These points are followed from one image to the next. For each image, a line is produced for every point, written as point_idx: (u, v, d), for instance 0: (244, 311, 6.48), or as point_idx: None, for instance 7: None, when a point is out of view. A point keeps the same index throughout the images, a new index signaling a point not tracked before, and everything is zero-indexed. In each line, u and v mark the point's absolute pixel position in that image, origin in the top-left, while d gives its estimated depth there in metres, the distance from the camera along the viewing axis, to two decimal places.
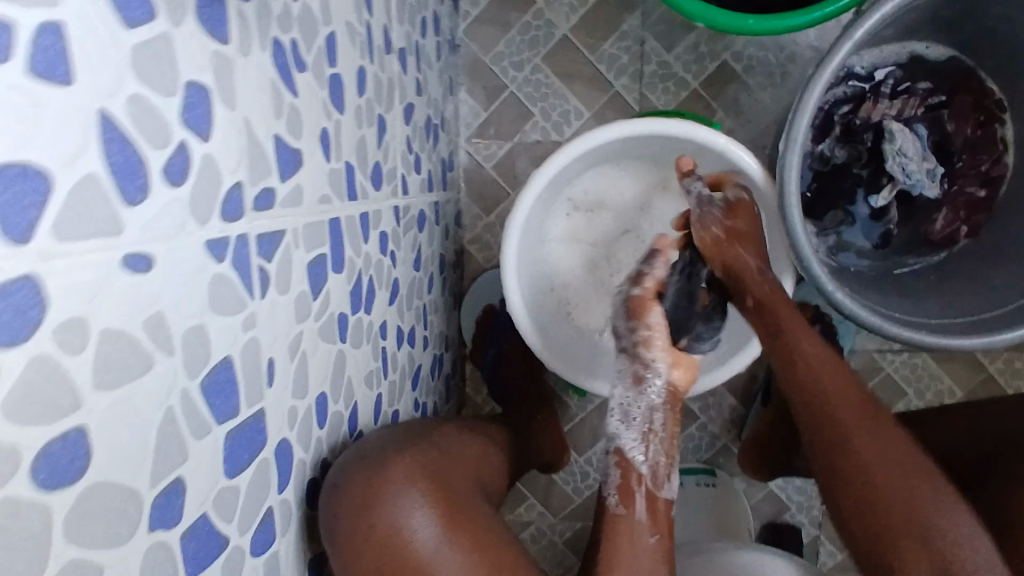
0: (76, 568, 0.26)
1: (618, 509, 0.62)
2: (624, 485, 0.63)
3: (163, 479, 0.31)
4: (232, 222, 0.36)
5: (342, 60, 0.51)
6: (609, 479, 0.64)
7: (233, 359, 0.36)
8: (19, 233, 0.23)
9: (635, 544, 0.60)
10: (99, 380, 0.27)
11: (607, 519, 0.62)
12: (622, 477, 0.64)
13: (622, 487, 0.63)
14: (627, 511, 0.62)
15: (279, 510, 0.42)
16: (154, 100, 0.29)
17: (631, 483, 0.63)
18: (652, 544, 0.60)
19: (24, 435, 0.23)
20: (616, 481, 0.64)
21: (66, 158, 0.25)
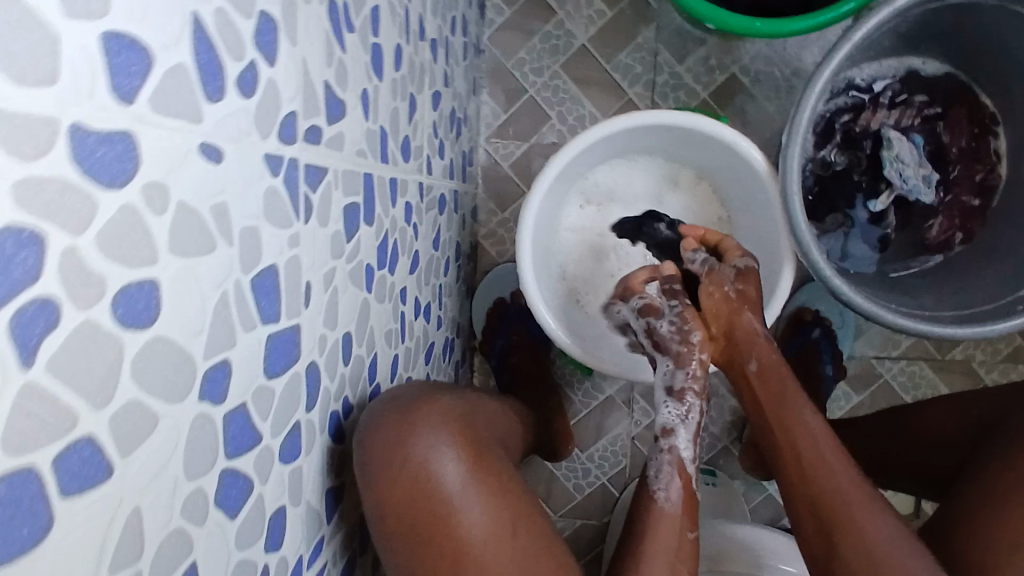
0: (137, 410, 0.29)
1: (665, 498, 0.62)
2: (673, 473, 0.64)
3: (215, 356, 0.34)
4: (288, 144, 0.40)
5: (383, 33, 0.56)
6: (660, 471, 0.64)
7: (278, 268, 0.39)
8: (126, 94, 0.27)
9: (670, 532, 0.61)
10: (172, 244, 0.30)
11: (648, 507, 0.63)
12: (677, 474, 0.64)
13: (673, 480, 0.63)
14: (664, 498, 0.62)
15: (305, 427, 0.45)
16: (235, 18, 0.34)
17: (679, 474, 0.63)
18: (685, 530, 0.61)
19: (110, 270, 0.26)
20: (667, 471, 0.64)
21: (164, 43, 0.29)
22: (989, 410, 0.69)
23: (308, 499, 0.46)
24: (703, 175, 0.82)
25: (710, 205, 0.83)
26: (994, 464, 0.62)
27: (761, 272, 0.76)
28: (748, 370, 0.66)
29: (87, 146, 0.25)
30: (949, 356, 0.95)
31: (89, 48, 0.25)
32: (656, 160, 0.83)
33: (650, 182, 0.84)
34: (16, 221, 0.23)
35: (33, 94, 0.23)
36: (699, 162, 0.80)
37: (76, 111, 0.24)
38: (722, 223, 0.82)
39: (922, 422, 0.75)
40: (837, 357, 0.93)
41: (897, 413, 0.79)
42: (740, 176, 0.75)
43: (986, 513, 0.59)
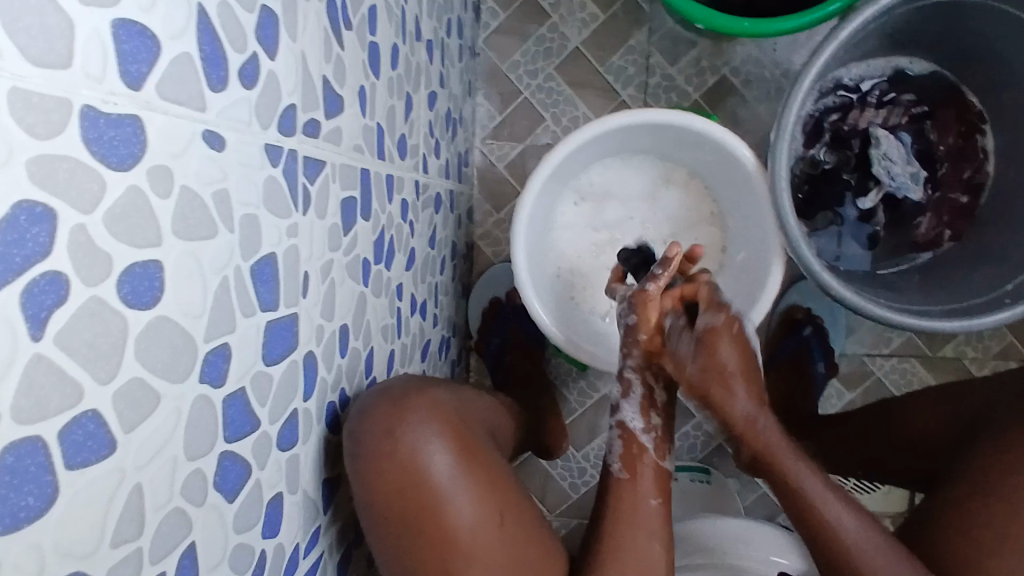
0: (140, 389, 0.30)
1: (621, 475, 0.64)
2: (629, 454, 0.65)
3: (215, 340, 0.35)
4: (287, 136, 0.41)
5: (380, 32, 0.57)
6: (612, 449, 0.67)
7: (277, 256, 0.40)
8: (134, 79, 0.28)
9: (637, 507, 0.62)
10: (175, 227, 0.31)
11: (611, 484, 0.65)
12: (625, 447, 0.66)
13: (625, 456, 0.65)
14: (631, 478, 0.64)
15: (303, 416, 0.46)
16: (238, 11, 0.35)
17: (634, 452, 0.65)
18: (651, 505, 0.63)
19: (117, 249, 0.27)
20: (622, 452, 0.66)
21: (171, 32, 0.30)
22: (976, 407, 0.69)
23: (305, 488, 0.47)
24: (696, 174, 0.83)
25: (703, 203, 0.84)
26: (974, 464, 0.63)
27: (752, 268, 0.77)
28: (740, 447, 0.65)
29: (97, 127, 0.26)
30: (940, 354, 0.96)
31: (100, 34, 0.26)
32: (650, 159, 0.84)
33: (643, 181, 0.85)
34: (29, 196, 0.23)
35: (48, 74, 0.24)
36: (691, 160, 0.81)
37: (88, 93, 0.25)
38: (714, 220, 0.84)
39: (904, 417, 0.76)
40: (829, 356, 0.94)
41: (878, 407, 0.80)
42: (731, 176, 0.77)
43: (964, 522, 0.60)
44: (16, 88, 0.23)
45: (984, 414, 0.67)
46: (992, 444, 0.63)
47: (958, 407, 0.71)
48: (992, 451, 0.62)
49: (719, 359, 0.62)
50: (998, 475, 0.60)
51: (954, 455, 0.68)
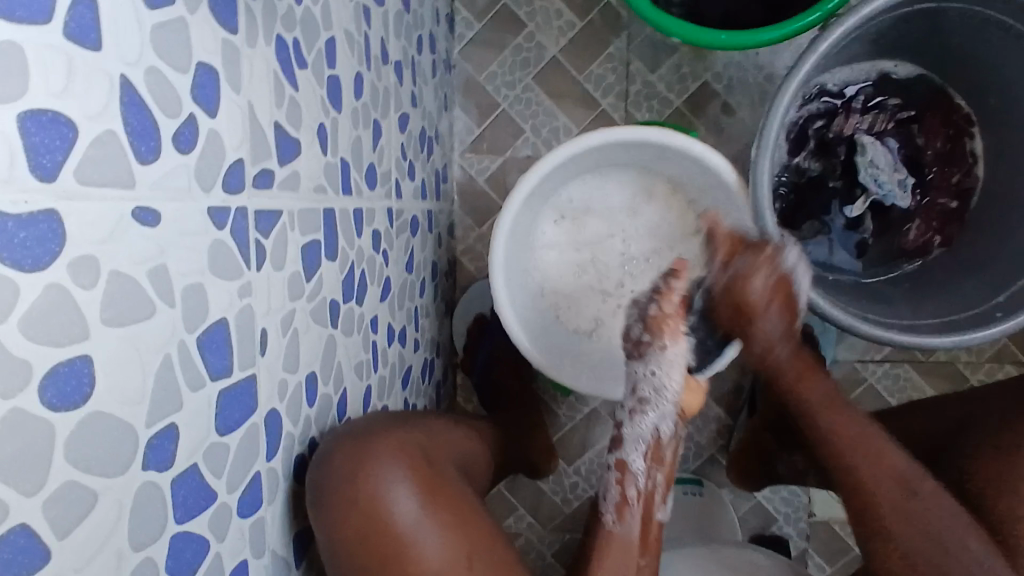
0: (74, 491, 0.28)
1: (613, 525, 0.61)
2: (623, 498, 0.62)
3: (158, 422, 0.33)
4: (234, 194, 0.39)
5: (341, 63, 0.55)
6: (607, 494, 0.63)
7: (228, 320, 0.39)
8: (46, 171, 0.26)
9: (625, 559, 0.60)
10: (105, 316, 0.29)
11: (600, 533, 0.62)
12: (620, 493, 0.62)
13: (619, 503, 0.62)
14: (622, 528, 0.61)
15: (267, 476, 0.44)
16: (170, 75, 0.33)
17: (629, 498, 0.62)
18: (641, 562, 0.60)
19: (36, 354, 0.26)
20: (614, 496, 0.62)
21: (90, 113, 0.28)
22: (959, 418, 0.71)
23: (273, 547, 0.45)
24: (677, 187, 0.81)
25: (685, 217, 0.82)
26: (976, 447, 0.66)
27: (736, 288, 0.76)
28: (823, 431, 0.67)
29: (5, 232, 0.24)
30: (932, 358, 0.95)
31: (2, 131, 0.24)
32: (630, 173, 0.82)
33: (624, 195, 0.82)
34: None
35: None
36: (672, 174, 0.79)
37: None
38: (699, 235, 0.82)
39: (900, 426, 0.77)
40: None
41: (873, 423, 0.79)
42: (714, 192, 0.75)
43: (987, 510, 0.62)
44: None
45: (964, 425, 0.70)
46: (977, 456, 0.65)
47: (947, 410, 0.74)
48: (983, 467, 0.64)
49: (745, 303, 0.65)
50: (995, 476, 0.62)
51: (945, 455, 0.69)
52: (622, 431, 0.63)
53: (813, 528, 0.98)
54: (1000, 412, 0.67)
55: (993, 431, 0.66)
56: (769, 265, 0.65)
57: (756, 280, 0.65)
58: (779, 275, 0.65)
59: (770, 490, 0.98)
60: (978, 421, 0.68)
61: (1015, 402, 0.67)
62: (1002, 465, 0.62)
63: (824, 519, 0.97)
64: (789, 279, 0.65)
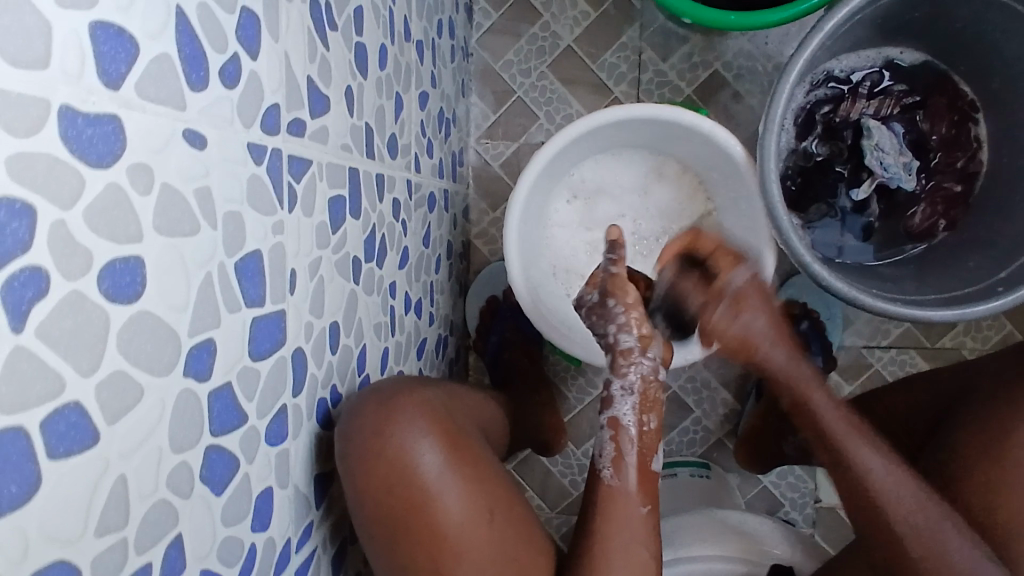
0: (123, 381, 0.30)
1: (612, 480, 0.63)
2: (618, 452, 0.64)
3: (199, 335, 0.35)
4: (270, 134, 0.41)
5: (367, 32, 0.58)
6: (603, 450, 0.65)
7: (262, 252, 0.41)
8: (112, 79, 0.28)
9: (627, 511, 0.61)
10: (156, 224, 0.32)
11: (601, 489, 0.63)
12: (615, 447, 0.64)
13: (614, 457, 0.64)
14: (620, 482, 0.62)
15: (292, 412, 0.46)
16: (217, 13, 0.36)
17: (625, 453, 0.64)
18: (642, 512, 0.61)
19: (97, 245, 0.28)
20: (611, 452, 0.64)
21: (149, 34, 0.31)
22: (959, 387, 0.72)
23: (296, 483, 0.47)
24: (687, 168, 0.83)
25: (696, 197, 0.84)
26: (970, 413, 0.67)
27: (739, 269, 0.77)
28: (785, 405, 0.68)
29: (74, 126, 0.27)
30: (939, 344, 0.96)
31: (79, 35, 0.27)
32: (641, 154, 0.84)
33: (635, 176, 0.85)
34: (8, 192, 0.24)
35: (25, 74, 0.24)
36: (683, 155, 0.82)
37: (66, 93, 0.26)
38: (708, 216, 0.84)
39: (901, 403, 0.78)
40: (827, 350, 0.94)
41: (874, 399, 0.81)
42: (722, 170, 0.77)
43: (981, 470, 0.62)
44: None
45: (965, 392, 0.70)
46: (979, 418, 0.66)
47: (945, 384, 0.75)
48: (984, 424, 0.64)
49: (745, 325, 0.68)
50: (988, 437, 0.63)
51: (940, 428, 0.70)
52: (611, 391, 0.66)
53: (819, 513, 0.99)
54: (998, 374, 0.68)
55: (992, 393, 0.66)
56: (754, 284, 0.70)
57: (749, 294, 0.69)
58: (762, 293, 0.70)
59: (777, 475, 0.99)
60: (977, 386, 0.69)
61: (1007, 366, 0.68)
62: (1000, 423, 0.63)
63: (830, 503, 0.98)
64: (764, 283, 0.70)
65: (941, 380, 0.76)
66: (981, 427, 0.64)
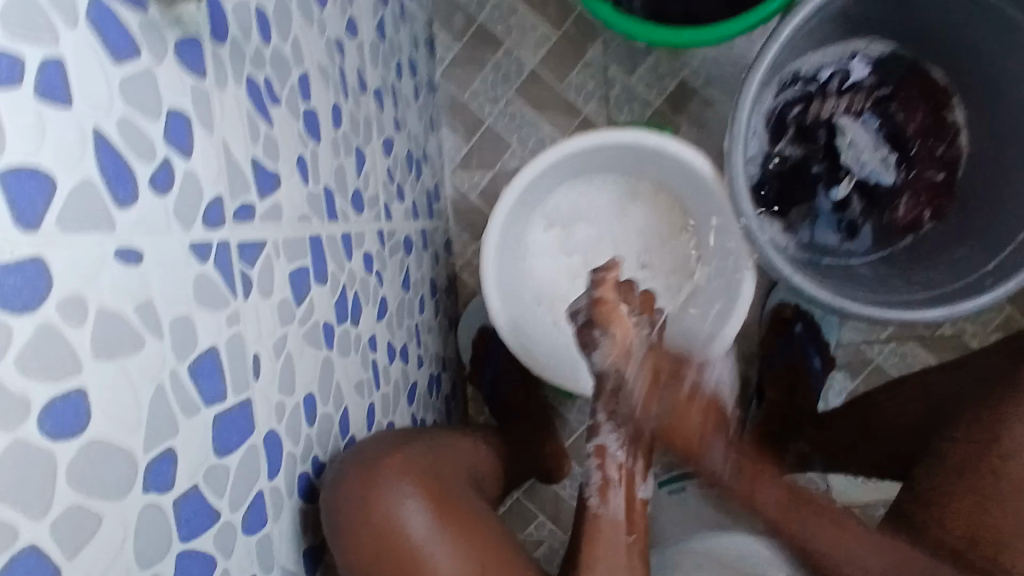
0: (78, 515, 0.30)
1: (597, 509, 0.64)
2: (605, 481, 0.65)
3: (156, 448, 0.35)
4: (214, 229, 0.41)
5: (316, 96, 0.58)
6: (589, 478, 0.66)
7: (218, 348, 0.41)
8: (29, 221, 0.29)
9: (611, 541, 0.62)
10: (96, 351, 0.32)
11: (586, 518, 0.64)
12: (602, 475, 0.65)
13: (601, 485, 0.65)
14: (606, 509, 0.64)
15: (270, 495, 0.46)
16: (142, 123, 0.36)
17: (609, 480, 0.65)
18: (627, 539, 0.63)
19: (33, 387, 0.28)
20: (597, 480, 0.65)
21: (65, 164, 0.31)
22: (954, 384, 0.72)
23: (282, 564, 0.47)
24: (661, 185, 0.82)
25: (673, 213, 0.83)
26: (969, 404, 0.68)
27: (722, 290, 0.77)
28: (767, 501, 0.66)
29: None
30: (940, 333, 0.94)
31: None
32: (614, 175, 0.83)
33: (610, 198, 0.84)
34: None
35: None
36: (655, 173, 0.81)
37: None
38: (688, 232, 0.82)
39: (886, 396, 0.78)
40: (825, 350, 0.93)
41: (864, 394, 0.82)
42: (695, 185, 0.76)
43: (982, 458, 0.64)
44: None
45: (948, 400, 0.71)
46: (965, 428, 0.66)
47: (932, 373, 0.76)
48: (979, 413, 0.66)
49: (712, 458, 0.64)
50: (989, 426, 0.64)
51: (937, 421, 0.71)
52: (599, 422, 0.65)
53: None
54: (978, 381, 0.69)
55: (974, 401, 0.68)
56: (702, 403, 0.61)
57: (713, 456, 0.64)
58: (708, 399, 0.63)
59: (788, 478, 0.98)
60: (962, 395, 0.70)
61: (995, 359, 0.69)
62: (990, 422, 0.64)
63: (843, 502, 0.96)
64: (716, 402, 0.63)
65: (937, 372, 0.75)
66: (972, 432, 0.65)
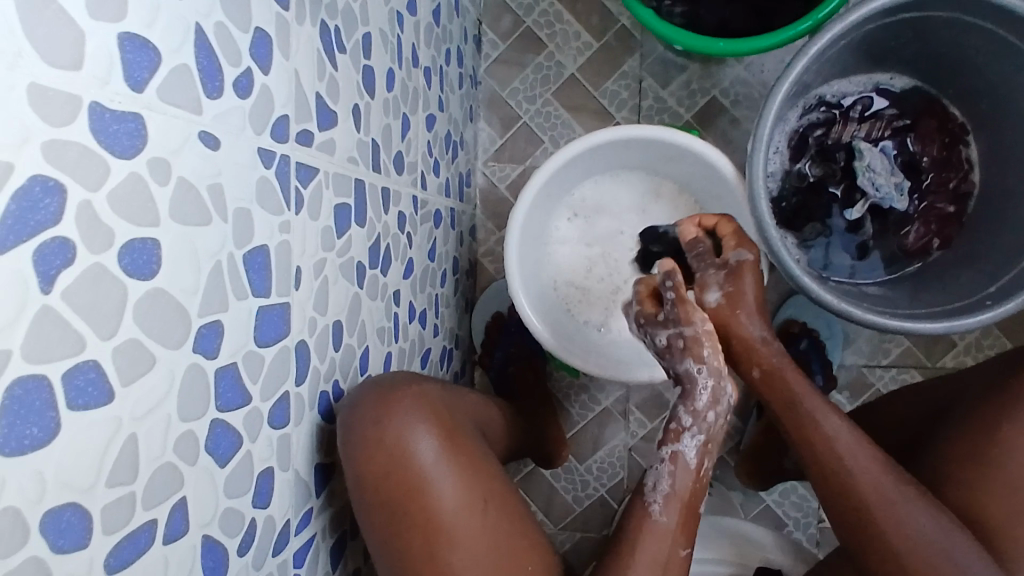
0: (137, 348, 0.34)
1: (661, 517, 0.63)
2: (673, 490, 0.64)
3: (208, 316, 0.39)
4: (280, 142, 0.46)
5: (375, 56, 0.63)
6: (659, 481, 0.65)
7: (268, 248, 0.45)
8: (137, 83, 0.33)
9: (668, 548, 0.62)
10: (172, 212, 0.35)
11: (639, 520, 0.63)
12: (672, 483, 0.64)
13: (669, 494, 0.64)
14: (663, 517, 0.63)
15: (294, 400, 0.50)
16: (234, 31, 0.40)
17: (677, 490, 0.64)
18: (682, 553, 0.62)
19: (118, 224, 0.32)
20: (665, 487, 0.64)
21: (171, 47, 0.35)
22: (951, 391, 0.74)
23: (297, 468, 0.51)
24: (684, 189, 0.87)
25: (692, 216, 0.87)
26: (969, 406, 0.69)
27: None
28: (788, 395, 0.67)
29: (103, 121, 0.31)
30: (940, 364, 0.97)
31: (110, 46, 0.31)
32: (640, 175, 0.88)
33: (634, 196, 0.89)
34: (42, 171, 0.28)
35: (61, 74, 0.28)
36: (679, 176, 0.85)
37: (96, 92, 0.30)
38: None
39: (898, 409, 0.80)
40: (827, 368, 0.95)
41: (878, 406, 0.83)
42: (716, 187, 0.81)
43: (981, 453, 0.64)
44: (34, 84, 0.27)
45: (949, 407, 0.72)
46: (961, 426, 0.68)
47: (941, 387, 0.76)
48: (984, 409, 0.66)
49: (743, 287, 0.69)
50: (987, 426, 0.65)
51: (932, 430, 0.72)
52: (682, 428, 0.65)
53: (824, 535, 0.98)
54: (979, 386, 0.70)
55: (972, 407, 0.68)
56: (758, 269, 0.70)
57: (749, 281, 0.69)
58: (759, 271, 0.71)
59: (780, 494, 0.99)
60: (965, 396, 0.71)
61: (1002, 366, 0.70)
62: (988, 421, 0.65)
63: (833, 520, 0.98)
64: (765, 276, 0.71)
65: (944, 383, 0.76)
66: (971, 429, 0.66)
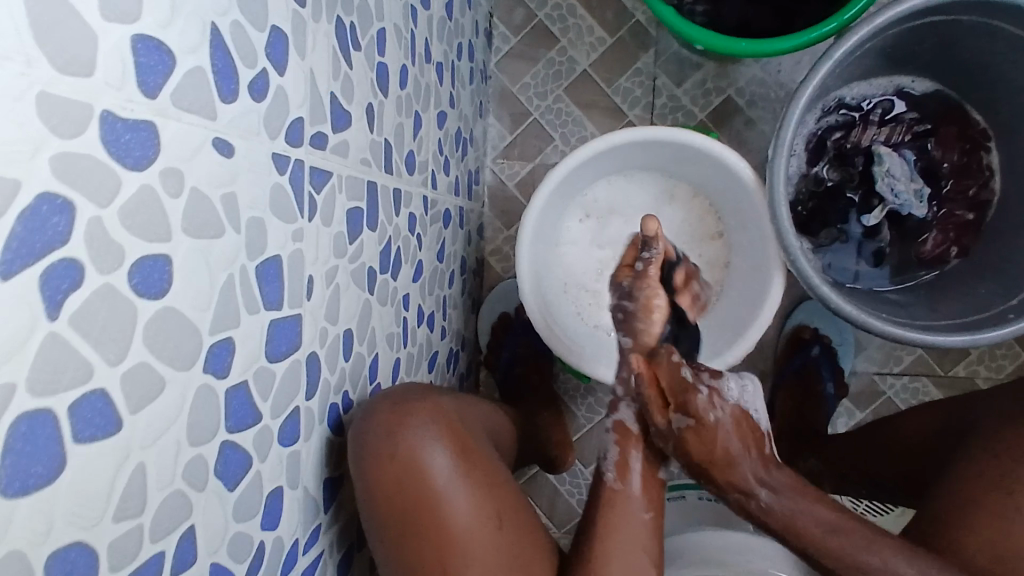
0: (146, 373, 0.31)
1: (614, 485, 0.66)
2: (622, 459, 0.67)
3: (220, 333, 0.37)
4: (294, 146, 0.44)
5: (389, 52, 0.60)
6: (608, 454, 0.68)
7: (281, 258, 0.43)
8: (150, 89, 0.30)
9: (628, 516, 0.64)
10: (184, 225, 0.33)
11: (605, 493, 0.66)
12: (619, 453, 0.68)
13: (618, 464, 0.67)
14: (624, 487, 0.65)
15: (304, 414, 0.48)
16: (250, 31, 0.38)
17: (629, 460, 0.67)
18: (645, 518, 0.64)
19: (129, 242, 0.30)
20: (615, 458, 0.67)
21: (186, 48, 0.33)
22: (967, 409, 0.74)
23: (306, 485, 0.49)
24: (698, 191, 0.86)
25: (706, 219, 0.87)
26: (990, 427, 0.68)
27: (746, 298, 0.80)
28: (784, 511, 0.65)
29: (115, 131, 0.28)
30: (951, 373, 0.96)
31: (122, 50, 0.29)
32: (653, 177, 0.87)
33: (648, 197, 0.87)
34: (51, 188, 0.26)
35: (72, 81, 0.26)
36: (694, 179, 0.84)
37: (108, 100, 0.28)
38: (718, 239, 0.86)
39: (905, 417, 0.80)
40: (838, 376, 0.95)
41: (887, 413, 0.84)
42: (732, 191, 0.80)
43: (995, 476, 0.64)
44: (45, 93, 0.25)
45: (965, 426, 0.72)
46: (980, 449, 0.67)
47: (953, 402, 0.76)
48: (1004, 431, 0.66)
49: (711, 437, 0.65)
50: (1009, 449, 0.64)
51: (950, 445, 0.72)
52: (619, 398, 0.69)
53: None
54: (998, 409, 0.69)
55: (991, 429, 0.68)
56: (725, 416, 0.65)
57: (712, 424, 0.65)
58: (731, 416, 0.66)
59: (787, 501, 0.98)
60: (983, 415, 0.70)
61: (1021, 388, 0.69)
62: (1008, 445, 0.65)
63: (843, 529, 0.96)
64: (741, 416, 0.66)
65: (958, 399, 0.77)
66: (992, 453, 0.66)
